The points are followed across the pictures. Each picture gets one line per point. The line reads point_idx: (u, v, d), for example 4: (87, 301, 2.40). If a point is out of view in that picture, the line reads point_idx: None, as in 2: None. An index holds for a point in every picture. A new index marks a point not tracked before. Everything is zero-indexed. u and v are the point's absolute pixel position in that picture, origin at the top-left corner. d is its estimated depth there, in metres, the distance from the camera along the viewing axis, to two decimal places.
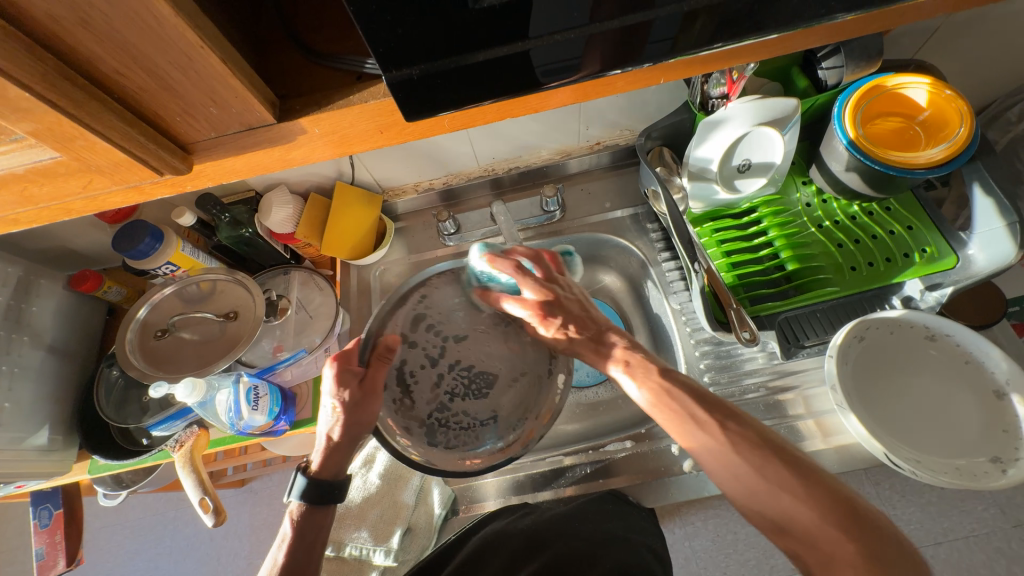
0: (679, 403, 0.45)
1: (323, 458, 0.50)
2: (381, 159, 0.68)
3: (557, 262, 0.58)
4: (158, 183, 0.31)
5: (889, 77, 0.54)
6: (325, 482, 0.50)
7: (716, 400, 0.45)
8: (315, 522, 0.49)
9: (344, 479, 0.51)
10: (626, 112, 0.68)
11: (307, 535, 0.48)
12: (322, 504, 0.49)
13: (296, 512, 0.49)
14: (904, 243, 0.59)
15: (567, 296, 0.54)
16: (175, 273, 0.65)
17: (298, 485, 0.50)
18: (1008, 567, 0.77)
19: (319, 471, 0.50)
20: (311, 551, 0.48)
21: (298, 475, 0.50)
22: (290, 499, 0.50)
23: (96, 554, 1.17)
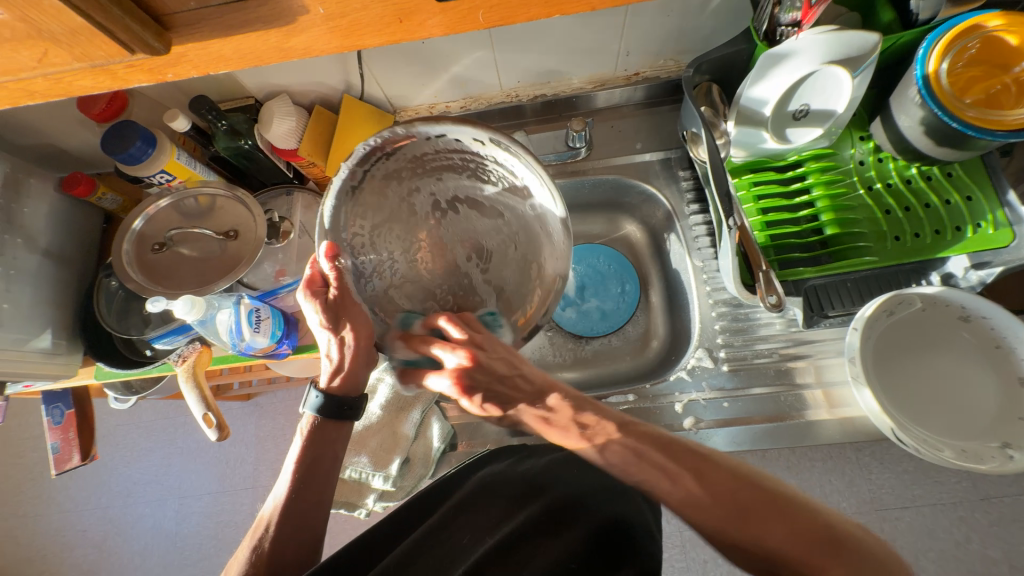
0: (653, 461, 0.40)
1: (339, 375, 0.50)
2: (391, 70, 0.61)
3: (467, 322, 0.45)
4: (129, 66, 0.28)
5: (990, 17, 0.46)
6: (338, 397, 0.50)
7: (685, 449, 0.41)
8: (331, 433, 0.50)
9: (361, 397, 0.51)
10: (673, 38, 0.59)
11: (321, 444, 0.49)
12: (338, 419, 0.50)
13: (308, 425, 0.50)
14: (959, 215, 0.53)
15: (493, 354, 0.44)
16: (171, 183, 0.62)
17: (313, 399, 0.50)
18: (967, 534, 0.79)
19: (335, 388, 0.50)
20: (323, 462, 0.49)
21: (315, 391, 0.51)
22: (305, 411, 0.50)
23: (113, 448, 1.25)
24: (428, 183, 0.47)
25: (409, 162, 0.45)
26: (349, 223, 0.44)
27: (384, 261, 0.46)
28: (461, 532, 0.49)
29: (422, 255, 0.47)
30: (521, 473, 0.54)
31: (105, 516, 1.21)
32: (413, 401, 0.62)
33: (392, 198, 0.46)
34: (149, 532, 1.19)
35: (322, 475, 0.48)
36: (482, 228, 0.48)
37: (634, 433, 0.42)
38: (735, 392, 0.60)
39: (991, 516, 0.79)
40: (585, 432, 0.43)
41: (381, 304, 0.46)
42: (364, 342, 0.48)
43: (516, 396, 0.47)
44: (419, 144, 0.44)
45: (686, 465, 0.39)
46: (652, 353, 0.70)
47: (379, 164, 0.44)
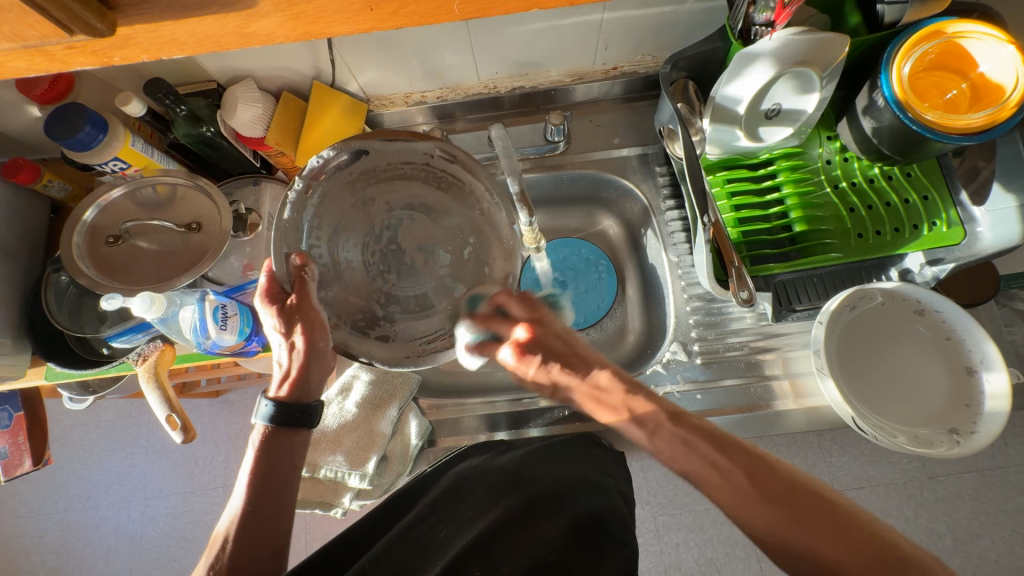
0: (699, 453, 0.41)
1: (293, 383, 0.48)
2: (364, 57, 0.59)
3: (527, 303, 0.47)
4: (70, 48, 0.26)
5: (951, 23, 0.48)
6: (291, 405, 0.47)
7: (737, 445, 0.41)
8: (286, 443, 0.47)
9: (316, 402, 0.49)
10: (651, 33, 0.59)
11: (276, 454, 0.46)
12: (291, 427, 0.47)
13: (261, 434, 0.47)
14: (916, 214, 0.56)
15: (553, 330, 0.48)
16: (126, 171, 0.58)
17: (264, 409, 0.47)
18: (916, 510, 0.85)
19: (286, 396, 0.48)
20: (278, 471, 0.46)
21: (265, 400, 0.48)
22: (257, 419, 0.47)
23: (70, 450, 1.19)
24: (382, 195, 0.46)
25: (360, 176, 0.45)
26: (310, 231, 0.44)
27: (341, 275, 0.45)
28: (438, 526, 0.49)
29: (380, 259, 0.46)
30: (501, 466, 0.54)
31: (63, 521, 1.15)
32: (391, 398, 0.61)
33: (347, 211, 0.45)
34: (111, 536, 1.14)
35: (279, 486, 0.45)
36: (440, 229, 0.47)
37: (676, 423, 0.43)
38: (708, 383, 0.61)
39: (937, 493, 0.85)
40: (636, 416, 0.44)
41: (350, 317, 0.44)
42: (322, 350, 0.46)
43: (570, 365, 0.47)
44: (373, 156, 0.45)
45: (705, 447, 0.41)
46: (629, 346, 0.71)
47: (331, 177, 0.44)
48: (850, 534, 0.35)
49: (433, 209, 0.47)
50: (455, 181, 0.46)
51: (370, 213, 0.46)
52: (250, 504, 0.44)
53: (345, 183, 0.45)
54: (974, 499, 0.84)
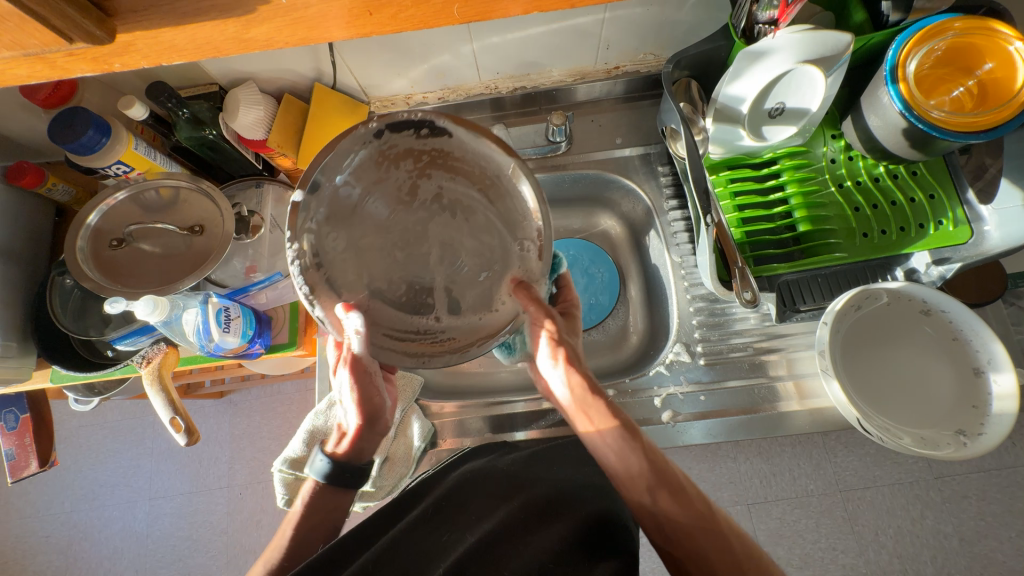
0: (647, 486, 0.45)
1: (350, 443, 0.48)
2: (365, 59, 0.58)
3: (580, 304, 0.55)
4: (70, 55, 0.26)
5: (957, 20, 0.47)
6: (345, 463, 0.48)
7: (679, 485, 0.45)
8: (333, 503, 0.47)
9: (367, 464, 0.49)
10: (653, 31, 0.59)
11: (321, 513, 0.47)
12: (343, 488, 0.48)
13: (310, 489, 0.48)
14: (922, 213, 0.55)
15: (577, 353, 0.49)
16: (129, 174, 0.58)
17: (318, 463, 0.48)
18: (923, 510, 0.84)
19: (341, 454, 0.48)
20: (321, 528, 0.47)
21: (322, 454, 0.49)
22: (311, 472, 0.48)
23: (77, 451, 1.20)
24: (442, 181, 0.43)
25: (428, 153, 0.42)
26: (350, 171, 0.40)
27: (354, 224, 0.41)
28: (442, 529, 0.48)
29: (398, 238, 0.43)
30: (502, 468, 0.54)
31: (69, 521, 1.16)
32: (393, 400, 0.61)
33: (396, 175, 0.42)
34: (118, 535, 1.15)
35: (321, 538, 0.47)
36: (474, 244, 0.44)
37: (648, 449, 0.46)
38: (711, 384, 0.61)
39: (943, 493, 0.84)
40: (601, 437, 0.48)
41: (332, 265, 0.40)
42: (382, 411, 0.48)
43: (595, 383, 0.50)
44: (450, 140, 0.42)
45: (661, 478, 0.45)
46: (631, 347, 0.71)
47: (399, 137, 0.41)
48: (735, 555, 0.42)
49: (479, 219, 0.43)
50: (522, 205, 0.43)
51: (418, 189, 0.43)
52: (286, 558, 0.46)
53: (410, 160, 0.42)
54: (980, 499, 0.83)
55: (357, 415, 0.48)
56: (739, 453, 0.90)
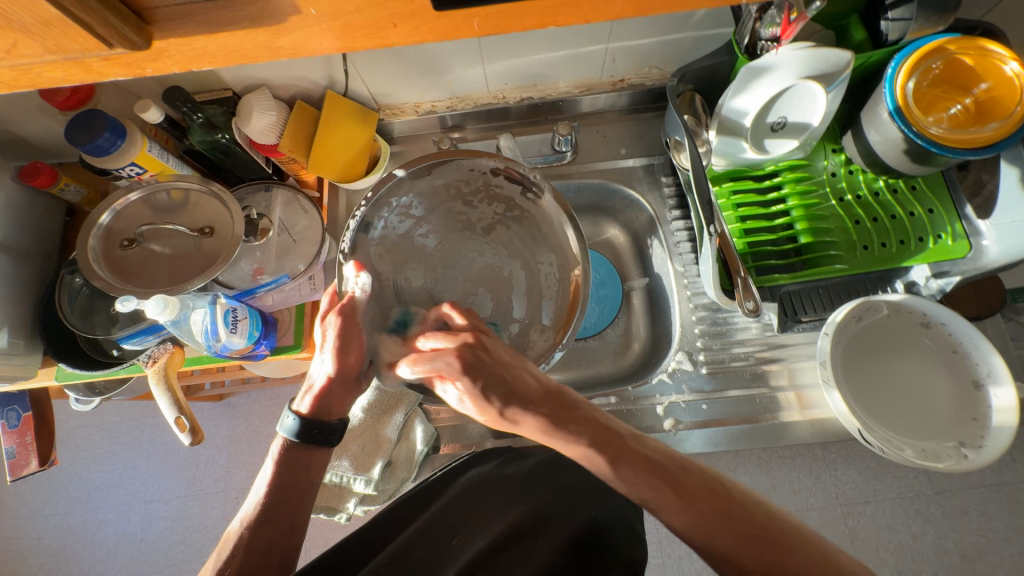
0: (661, 474, 0.38)
1: (315, 399, 0.45)
2: (378, 68, 0.60)
3: (471, 315, 0.46)
4: (105, 60, 0.27)
5: (954, 41, 0.48)
6: (314, 421, 0.44)
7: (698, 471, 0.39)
8: (302, 460, 0.44)
9: (341, 423, 0.45)
10: (659, 46, 0.61)
11: (292, 470, 0.43)
12: (310, 445, 0.44)
13: (280, 446, 0.44)
14: (922, 226, 0.56)
15: (495, 347, 0.42)
16: (142, 176, 0.59)
17: (288, 422, 0.44)
18: (923, 526, 0.84)
19: (308, 412, 0.45)
20: (296, 491, 0.43)
21: (288, 412, 0.45)
22: (280, 429, 0.44)
23: (73, 451, 1.19)
24: (517, 236, 0.52)
25: (524, 211, 0.51)
26: (449, 186, 0.51)
27: (435, 212, 0.51)
28: (449, 533, 0.48)
29: (449, 257, 0.51)
30: (510, 474, 0.54)
31: (63, 523, 1.15)
32: (398, 403, 0.61)
33: (486, 208, 0.51)
34: (111, 539, 1.13)
35: (298, 497, 0.43)
36: (501, 296, 0.50)
37: (574, 426, 0.39)
38: (712, 393, 0.61)
39: (944, 508, 0.84)
40: (597, 443, 0.38)
41: (389, 234, 0.49)
42: (357, 370, 0.45)
43: (523, 391, 0.40)
44: (544, 210, 0.51)
45: (603, 448, 0.38)
46: (634, 355, 0.71)
47: (501, 181, 0.50)
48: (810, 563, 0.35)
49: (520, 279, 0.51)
50: (561, 282, 0.50)
51: (494, 231, 0.52)
52: (261, 516, 0.41)
53: (496, 209, 0.52)
54: (983, 515, 0.83)
55: (331, 367, 0.44)
56: (739, 464, 0.90)
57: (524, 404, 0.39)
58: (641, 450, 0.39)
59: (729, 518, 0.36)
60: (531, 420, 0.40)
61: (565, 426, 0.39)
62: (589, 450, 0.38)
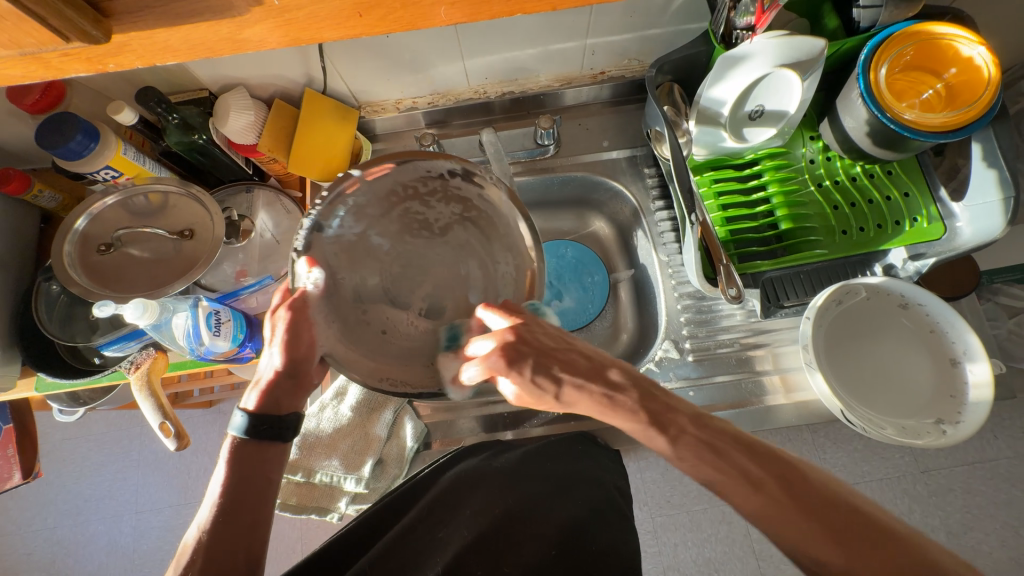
0: (730, 462, 0.39)
1: (262, 394, 0.47)
2: (357, 65, 0.59)
3: (510, 305, 0.46)
4: (66, 55, 0.27)
5: (923, 26, 0.49)
6: (264, 417, 0.45)
7: (767, 451, 0.39)
8: (257, 456, 0.45)
9: (294, 416, 0.47)
10: (637, 38, 0.61)
11: (247, 466, 0.44)
12: (265, 440, 0.45)
13: (230, 444, 0.45)
14: (898, 210, 0.58)
15: (547, 336, 0.44)
16: (117, 179, 0.58)
17: (238, 420, 0.45)
18: (910, 504, 0.86)
19: (257, 408, 0.46)
20: (256, 487, 0.44)
21: (238, 411, 0.46)
22: (231, 427, 0.45)
23: (60, 464, 1.17)
24: (475, 237, 0.49)
25: (484, 209, 0.49)
26: (403, 186, 0.48)
27: (393, 211, 0.48)
28: (437, 526, 0.50)
29: (402, 258, 0.48)
30: (498, 467, 0.53)
31: (52, 537, 1.13)
32: (387, 401, 0.61)
33: (445, 208, 0.49)
34: (102, 551, 1.12)
35: (255, 496, 0.43)
36: (461, 299, 0.48)
37: (630, 403, 0.42)
38: (700, 380, 0.62)
39: (929, 486, 0.86)
40: (655, 420, 0.41)
41: (341, 235, 0.46)
42: (307, 366, 0.47)
43: (574, 370, 0.43)
44: (502, 211, 0.49)
45: (660, 426, 0.41)
46: (622, 346, 0.72)
47: (458, 181, 0.49)
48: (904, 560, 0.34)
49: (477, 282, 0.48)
50: (518, 285, 0.48)
51: (452, 232, 0.49)
52: (219, 517, 0.42)
53: (454, 207, 0.49)
54: (967, 491, 0.85)
55: (280, 361, 0.46)
56: None
57: (577, 385, 0.43)
58: (699, 431, 0.41)
59: (733, 473, 0.38)
60: (588, 404, 0.43)
61: (620, 403, 0.42)
62: (649, 425, 0.41)
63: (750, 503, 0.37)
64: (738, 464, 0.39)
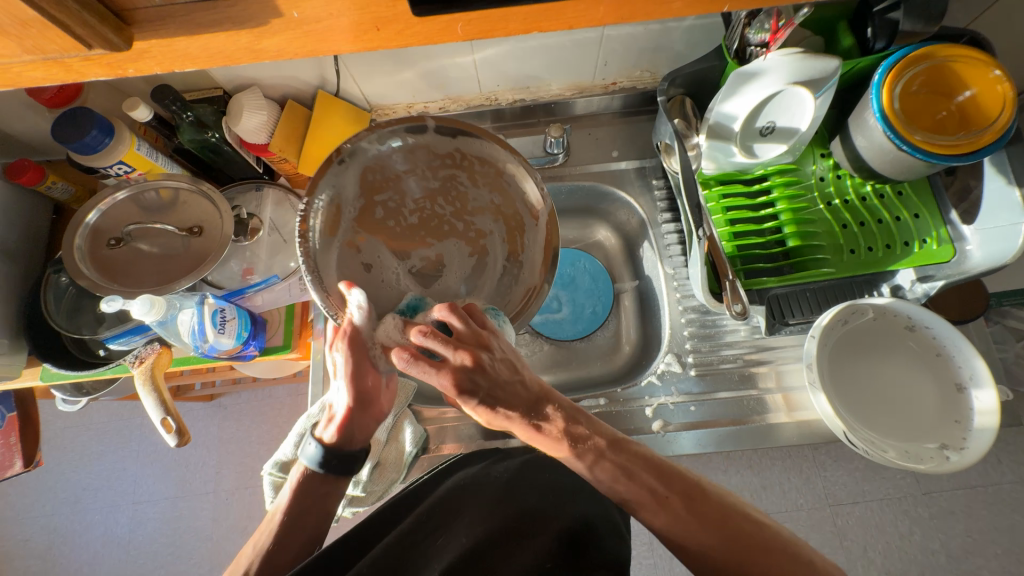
0: (638, 483, 0.42)
1: (339, 427, 0.47)
2: (370, 69, 0.60)
3: (473, 316, 0.45)
4: (87, 60, 0.27)
5: (938, 49, 0.49)
6: (336, 451, 0.47)
7: (677, 476, 0.43)
8: (319, 490, 0.47)
9: (362, 449, 0.48)
10: (650, 50, 0.61)
11: (306, 500, 0.46)
12: (332, 476, 0.47)
13: (299, 475, 0.47)
14: (908, 231, 0.57)
15: (495, 361, 0.43)
16: (130, 175, 0.58)
17: (311, 450, 0.47)
18: (910, 527, 0.85)
19: (332, 440, 0.47)
20: (315, 517, 0.46)
21: (312, 441, 0.47)
22: (302, 458, 0.47)
23: (60, 451, 1.18)
24: (498, 231, 0.51)
25: (514, 208, 0.51)
26: (460, 158, 0.50)
27: (433, 171, 0.50)
28: (435, 533, 0.49)
29: (421, 219, 0.50)
30: (498, 476, 0.55)
31: (50, 524, 1.14)
32: (389, 404, 0.60)
33: (482, 193, 0.50)
34: (98, 540, 1.12)
35: (313, 525, 0.46)
36: (449, 278, 0.50)
37: (554, 433, 0.43)
38: (701, 395, 0.62)
39: (931, 510, 0.85)
40: (574, 444, 0.43)
41: (373, 169, 0.48)
42: (373, 395, 0.48)
43: (516, 400, 0.44)
44: (534, 221, 0.50)
45: (580, 454, 0.43)
46: (624, 356, 0.72)
47: (506, 175, 0.50)
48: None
49: (480, 272, 0.51)
50: (501, 296, 0.51)
51: (477, 219, 0.51)
52: (277, 542, 0.45)
53: (489, 198, 0.51)
54: (969, 516, 0.84)
55: (348, 398, 0.47)
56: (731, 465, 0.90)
57: (510, 414, 0.43)
58: (617, 456, 0.43)
59: (643, 493, 0.42)
60: (517, 431, 0.44)
61: (548, 433, 0.43)
62: (569, 452, 0.43)
63: (656, 519, 0.41)
64: (649, 485, 0.42)
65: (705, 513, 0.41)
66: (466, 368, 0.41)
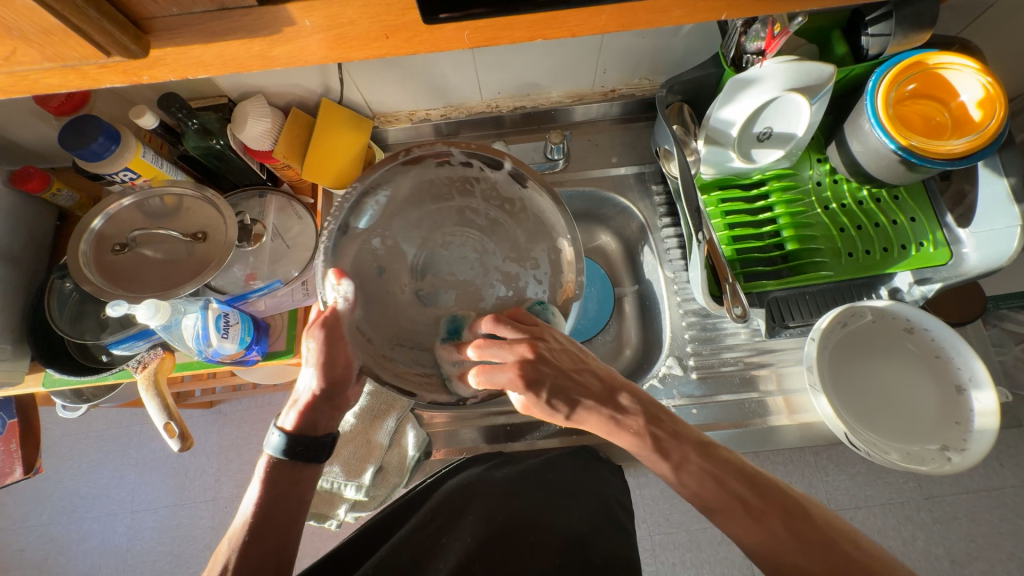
0: (731, 491, 0.42)
1: (301, 414, 0.48)
2: (373, 77, 0.61)
3: (520, 317, 0.49)
4: (104, 67, 0.28)
5: (932, 55, 0.50)
6: (301, 436, 0.47)
7: (775, 490, 0.42)
8: (290, 477, 0.47)
9: (329, 436, 0.49)
10: (648, 59, 0.62)
11: (281, 487, 0.47)
12: (299, 462, 0.47)
13: (267, 462, 0.47)
14: (904, 234, 0.58)
15: (552, 349, 0.47)
16: (135, 181, 0.59)
17: (275, 439, 0.47)
18: (914, 532, 0.84)
19: (295, 428, 0.48)
20: (290, 510, 0.46)
21: (275, 429, 0.48)
22: (268, 445, 0.47)
23: (59, 460, 1.17)
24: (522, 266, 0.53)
25: (543, 253, 0.53)
26: (512, 201, 0.53)
27: (481, 203, 0.54)
28: (439, 533, 0.51)
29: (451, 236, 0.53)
30: (499, 477, 0.54)
31: (47, 534, 1.13)
32: (390, 409, 0.60)
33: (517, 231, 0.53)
34: (96, 550, 1.11)
35: (286, 517, 0.46)
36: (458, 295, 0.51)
37: (634, 427, 0.46)
38: (703, 398, 0.62)
39: (934, 514, 0.85)
40: (660, 447, 0.45)
41: (430, 185, 0.53)
42: (342, 384, 0.49)
43: (586, 393, 0.47)
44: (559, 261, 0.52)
45: (663, 453, 0.44)
46: (625, 360, 0.72)
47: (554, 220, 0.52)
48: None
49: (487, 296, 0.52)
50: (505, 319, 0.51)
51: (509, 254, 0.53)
52: (250, 533, 0.44)
53: (523, 241, 0.53)
54: (972, 519, 0.84)
55: (318, 382, 0.48)
56: None
57: (586, 404, 0.47)
58: (705, 462, 0.44)
59: (734, 504, 0.41)
60: (596, 425, 0.47)
61: (627, 425, 0.46)
62: (652, 450, 0.45)
63: (750, 535, 0.40)
64: (738, 492, 0.41)
65: (809, 536, 0.39)
66: (529, 361, 0.46)
